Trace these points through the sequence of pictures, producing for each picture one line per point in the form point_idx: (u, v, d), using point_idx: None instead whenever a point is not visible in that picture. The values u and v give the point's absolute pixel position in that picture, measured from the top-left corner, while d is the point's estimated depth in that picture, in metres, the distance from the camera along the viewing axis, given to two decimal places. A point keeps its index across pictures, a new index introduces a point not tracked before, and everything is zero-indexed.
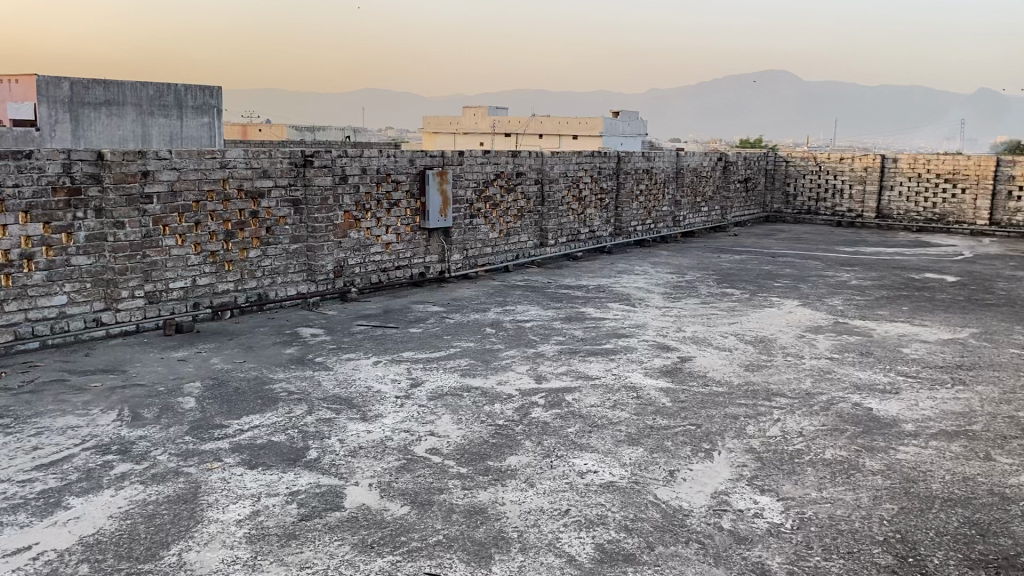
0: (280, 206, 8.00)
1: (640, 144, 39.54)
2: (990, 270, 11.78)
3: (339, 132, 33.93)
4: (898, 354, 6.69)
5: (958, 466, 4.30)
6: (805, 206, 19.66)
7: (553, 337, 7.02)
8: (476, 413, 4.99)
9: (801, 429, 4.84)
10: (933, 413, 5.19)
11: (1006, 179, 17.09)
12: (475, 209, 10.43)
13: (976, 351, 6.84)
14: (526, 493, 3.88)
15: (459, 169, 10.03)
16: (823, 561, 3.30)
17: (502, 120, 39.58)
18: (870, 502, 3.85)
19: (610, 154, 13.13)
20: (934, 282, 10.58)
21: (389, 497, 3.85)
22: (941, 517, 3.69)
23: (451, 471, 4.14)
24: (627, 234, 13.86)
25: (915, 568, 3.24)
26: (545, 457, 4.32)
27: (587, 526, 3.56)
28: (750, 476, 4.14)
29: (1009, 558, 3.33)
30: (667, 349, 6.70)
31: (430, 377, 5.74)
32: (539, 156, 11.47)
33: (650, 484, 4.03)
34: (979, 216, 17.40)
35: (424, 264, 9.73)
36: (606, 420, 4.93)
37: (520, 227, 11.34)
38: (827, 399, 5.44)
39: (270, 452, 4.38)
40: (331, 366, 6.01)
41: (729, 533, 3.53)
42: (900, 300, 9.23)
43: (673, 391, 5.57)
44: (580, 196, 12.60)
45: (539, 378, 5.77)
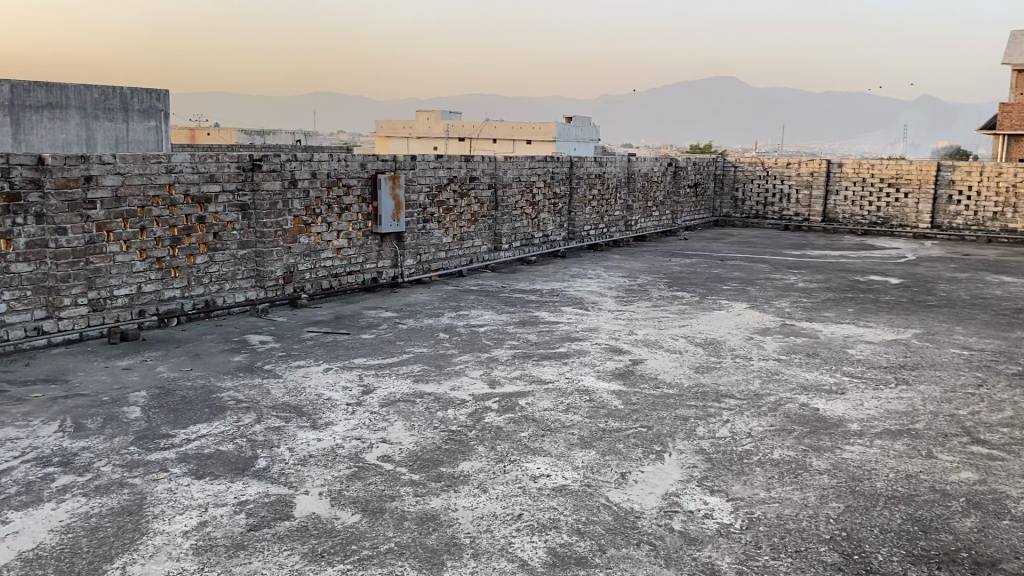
0: (228, 211, 7.88)
1: (593, 149, 39.85)
2: (931, 272, 12.11)
3: (290, 136, 33.65)
4: (844, 355, 6.83)
5: (901, 464, 4.40)
6: (753, 210, 19.96)
7: (506, 342, 7.03)
8: (429, 420, 4.96)
9: (749, 430, 4.91)
10: (877, 412, 5.30)
11: (946, 183, 17.59)
12: (428, 214, 10.40)
13: (918, 351, 7.01)
14: (478, 499, 3.86)
15: (411, 173, 9.99)
16: (771, 561, 3.34)
17: (456, 124, 39.50)
18: (817, 501, 3.91)
19: (562, 159, 13.21)
20: (879, 284, 10.82)
21: (340, 505, 3.81)
22: (884, 514, 3.77)
23: (403, 478, 4.11)
24: (580, 238, 13.93)
25: (860, 565, 3.31)
26: (498, 462, 4.31)
27: (539, 531, 3.56)
28: (700, 477, 4.18)
29: (950, 554, 3.41)
30: (620, 352, 6.76)
31: (382, 384, 5.70)
32: (492, 160, 11.48)
33: (602, 487, 4.04)
34: (921, 220, 17.86)
35: (376, 269, 9.65)
36: (560, 424, 4.94)
37: (473, 232, 11.33)
38: (775, 400, 5.53)
39: (217, 462, 4.30)
40: (280, 374, 5.93)
41: (679, 534, 3.56)
42: (846, 302, 9.43)
43: (626, 393, 5.61)
44: (534, 200, 12.63)
45: (492, 383, 5.76)
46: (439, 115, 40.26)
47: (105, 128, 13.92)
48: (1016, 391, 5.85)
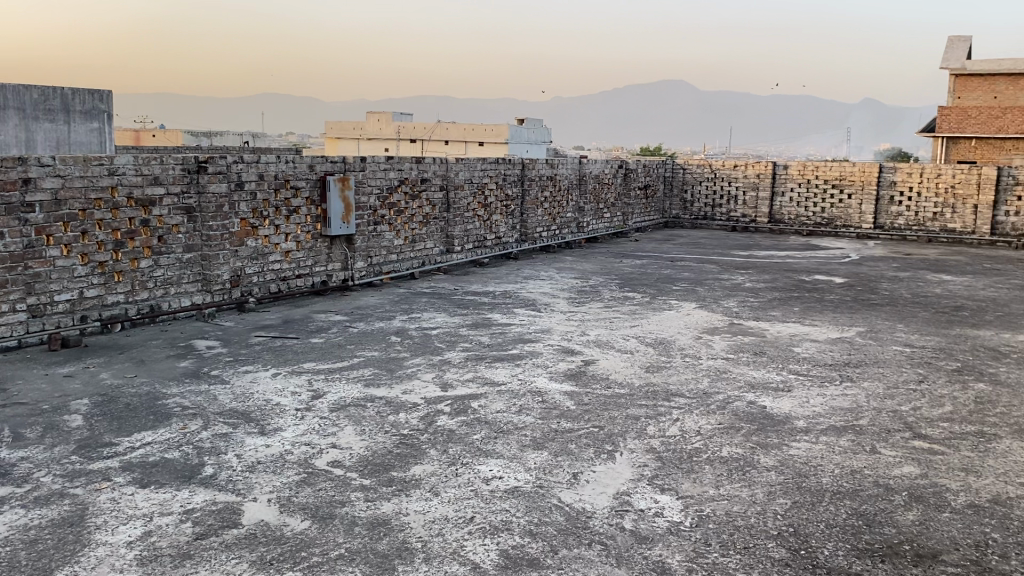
0: (173, 214, 7.73)
1: (545, 151, 40.02)
2: (875, 271, 12.38)
3: (237, 138, 33.19)
4: (790, 353, 6.95)
5: (846, 460, 4.49)
6: (702, 212, 20.22)
7: (459, 344, 7.01)
8: (380, 424, 4.92)
9: (699, 429, 4.97)
10: (823, 409, 5.40)
11: (888, 184, 17.98)
12: (379, 216, 10.32)
13: (862, 349, 7.16)
14: (430, 503, 3.84)
15: (361, 175, 9.92)
16: (720, 558, 3.38)
17: (407, 125, 39.40)
18: (764, 497, 3.97)
19: (514, 161, 13.23)
20: (824, 283, 11.03)
21: (289, 512, 3.75)
22: (830, 510, 3.84)
23: (353, 483, 4.07)
24: (532, 240, 13.96)
25: (807, 560, 3.36)
26: (450, 466, 4.29)
27: (491, 533, 3.56)
28: (651, 476, 4.22)
29: (893, 547, 3.49)
30: (572, 353, 6.78)
31: (332, 389, 5.63)
32: (443, 162, 11.45)
33: (554, 488, 4.05)
34: (864, 220, 18.27)
35: (326, 272, 9.55)
36: (512, 426, 4.93)
37: (425, 234, 11.28)
38: (723, 398, 5.60)
39: (163, 470, 4.21)
40: (228, 380, 5.83)
41: (630, 533, 3.58)
42: (793, 301, 9.59)
43: (578, 394, 5.63)
44: (486, 202, 12.63)
45: (444, 386, 5.73)
46: (389, 117, 40.07)
47: (45, 129, 13.53)
48: (956, 386, 6.01)
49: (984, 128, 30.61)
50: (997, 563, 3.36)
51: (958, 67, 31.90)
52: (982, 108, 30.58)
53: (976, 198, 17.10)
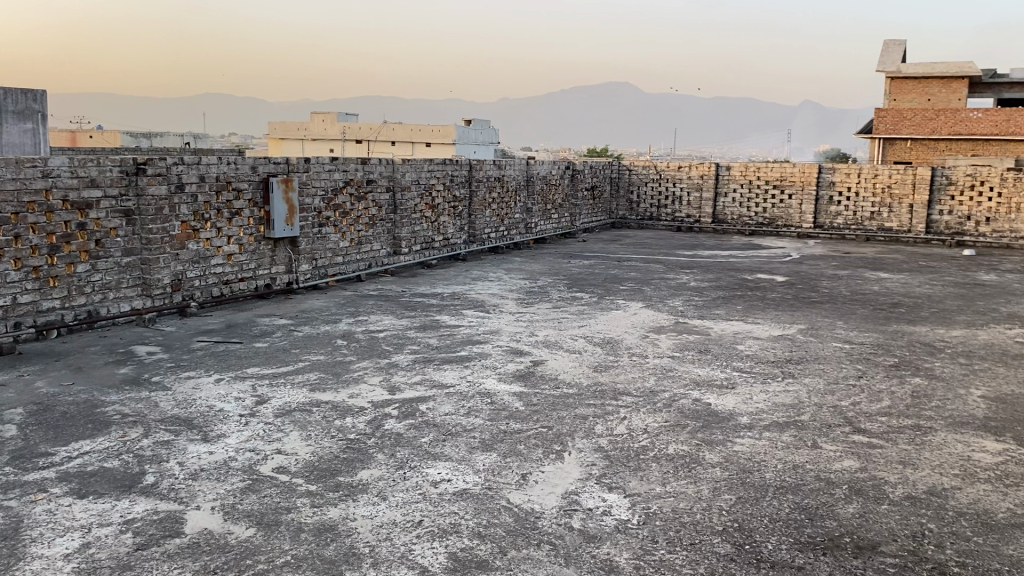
0: (110, 217, 7.55)
1: (492, 152, 40.04)
2: (815, 270, 12.65)
3: (178, 139, 32.54)
4: (734, 351, 7.06)
5: (789, 455, 4.58)
6: (648, 212, 20.41)
7: (406, 347, 6.97)
8: (326, 429, 4.86)
9: (645, 427, 5.02)
10: (766, 405, 5.50)
11: (827, 184, 18.40)
12: (324, 217, 10.21)
13: (803, 346, 7.31)
14: (377, 507, 3.81)
15: (305, 176, 9.82)
16: (667, 554, 3.41)
17: (353, 126, 39.07)
18: (710, 494, 4.02)
19: (461, 162, 13.21)
20: (767, 282, 11.23)
21: (233, 519, 3.69)
22: (773, 504, 3.91)
23: (299, 489, 4.02)
24: (480, 241, 13.94)
25: (751, 554, 3.42)
26: (398, 469, 4.26)
27: (440, 536, 3.54)
28: (599, 475, 4.24)
29: (834, 539, 3.56)
30: (520, 353, 6.79)
31: (277, 394, 5.55)
32: (389, 163, 11.38)
33: (503, 489, 4.05)
34: (804, 220, 18.67)
35: (270, 275, 9.41)
36: (460, 428, 4.92)
37: (371, 236, 11.18)
38: (669, 396, 5.67)
39: (102, 480, 4.10)
40: (169, 386, 5.70)
41: (578, 532, 3.60)
42: (736, 299, 9.74)
43: (526, 394, 5.64)
44: (433, 204, 12.58)
45: (392, 389, 5.69)
46: (335, 117, 39.64)
47: None
48: (893, 380, 6.18)
49: (918, 129, 31.42)
50: (933, 553, 3.46)
51: (893, 70, 32.78)
52: (916, 111, 31.42)
53: (911, 198, 17.59)
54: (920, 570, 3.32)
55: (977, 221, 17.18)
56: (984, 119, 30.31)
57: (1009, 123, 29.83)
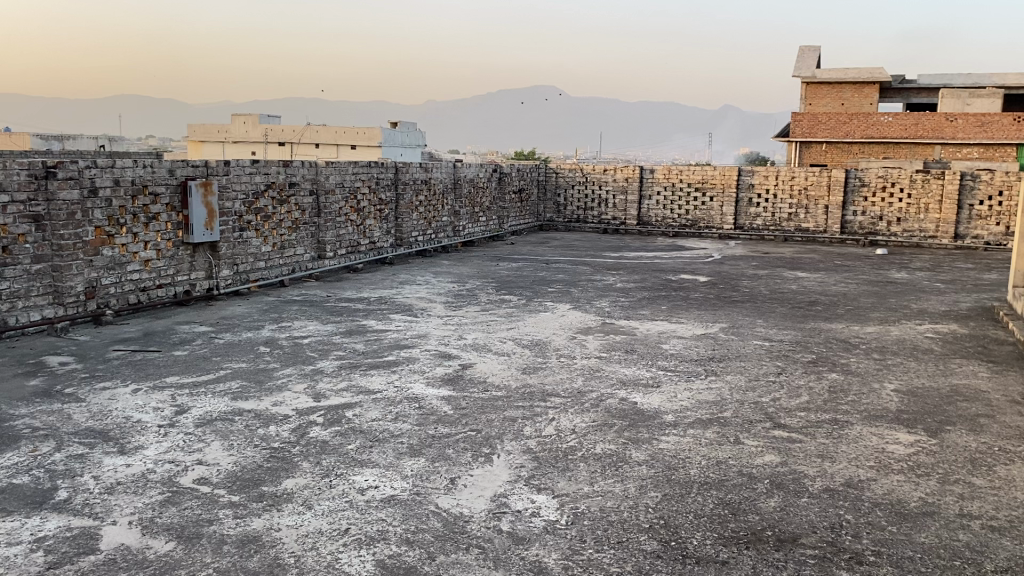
0: (19, 223, 7.25)
1: (418, 155, 39.86)
2: (736, 270, 12.96)
3: (93, 142, 31.48)
4: (659, 350, 7.17)
5: (712, 451, 4.67)
6: (574, 215, 20.57)
7: (331, 352, 6.87)
8: (249, 438, 4.75)
9: (573, 427, 5.05)
10: (690, 403, 5.60)
11: (746, 186, 18.87)
12: (245, 222, 9.99)
13: (726, 344, 7.47)
14: (303, 516, 3.74)
15: (225, 180, 9.61)
16: (595, 553, 3.44)
17: (275, 129, 38.37)
18: (636, 492, 4.07)
19: (386, 165, 13.10)
20: (690, 282, 11.44)
21: (152, 534, 3.57)
22: (698, 500, 3.98)
23: (221, 501, 3.91)
24: (408, 245, 13.84)
25: (677, 550, 3.47)
26: (324, 477, 4.19)
27: (367, 544, 3.49)
28: (527, 476, 4.25)
29: (757, 533, 3.64)
30: (448, 357, 6.76)
31: (197, 403, 5.40)
32: (312, 165, 11.21)
33: (431, 494, 4.02)
34: (725, 221, 19.09)
35: (189, 282, 9.15)
36: (388, 434, 4.87)
37: (294, 240, 11.00)
38: (596, 396, 5.72)
39: (10, 497, 3.92)
40: (83, 397, 5.49)
41: (507, 535, 3.59)
42: (661, 300, 9.90)
43: (455, 398, 5.61)
44: (358, 207, 12.44)
45: (318, 396, 5.60)
46: (256, 119, 38.81)
47: None
48: (811, 376, 6.37)
49: (833, 133, 32.47)
50: (850, 543, 3.56)
51: (809, 76, 33.82)
52: (831, 115, 32.44)
53: (827, 199, 18.17)
54: (838, 560, 3.42)
55: (888, 221, 17.84)
56: (894, 123, 31.57)
57: (917, 127, 31.12)
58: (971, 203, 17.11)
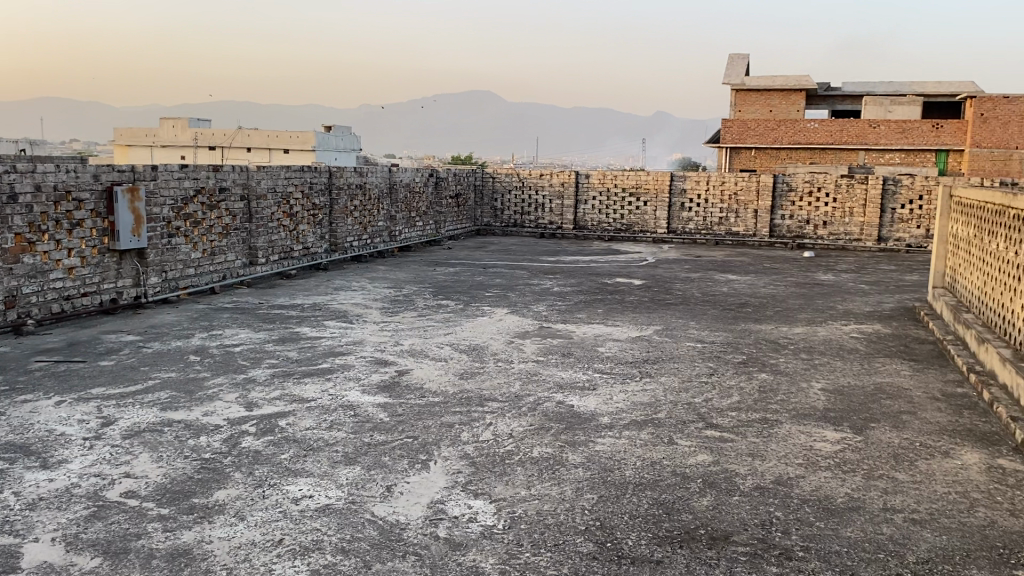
0: None
1: (352, 159, 39.52)
2: (670, 273, 13.15)
3: (12, 146, 30.38)
4: (595, 353, 7.24)
5: (647, 452, 4.74)
6: (511, 219, 20.62)
7: (264, 360, 6.76)
8: (179, 449, 4.65)
9: (510, 431, 5.06)
10: (625, 405, 5.66)
11: (679, 192, 19.19)
12: (173, 228, 9.76)
13: (660, 346, 7.58)
14: (235, 528, 3.67)
15: (153, 185, 9.38)
16: (531, 557, 3.45)
17: (205, 132, 37.61)
18: (573, 494, 4.10)
19: (320, 169, 12.96)
20: (625, 286, 11.57)
21: (77, 550, 3.47)
22: (633, 501, 4.03)
23: (150, 514, 3.82)
24: (343, 250, 13.70)
25: (613, 552, 3.50)
26: (256, 488, 4.12)
27: (301, 554, 3.45)
28: (464, 482, 4.25)
29: (689, 532, 3.71)
30: (384, 364, 6.71)
31: (124, 414, 5.26)
32: (244, 170, 11.02)
33: (367, 502, 3.98)
34: (659, 225, 19.37)
35: (116, 289, 8.90)
36: (322, 442, 4.81)
37: (225, 246, 10.79)
38: (534, 400, 5.74)
39: None
40: (3, 411, 5.29)
41: (444, 541, 3.59)
42: (597, 303, 10.00)
43: (391, 405, 5.57)
44: (291, 212, 12.27)
45: (250, 405, 5.50)
46: (186, 122, 37.94)
47: None
48: (741, 376, 6.51)
49: (762, 139, 33.25)
50: (779, 540, 3.65)
51: (739, 83, 34.58)
52: (760, 122, 33.20)
53: (756, 203, 18.59)
54: (768, 557, 3.49)
55: (815, 224, 18.35)
56: (820, 129, 32.50)
57: (842, 133, 32.10)
58: (894, 207, 17.70)
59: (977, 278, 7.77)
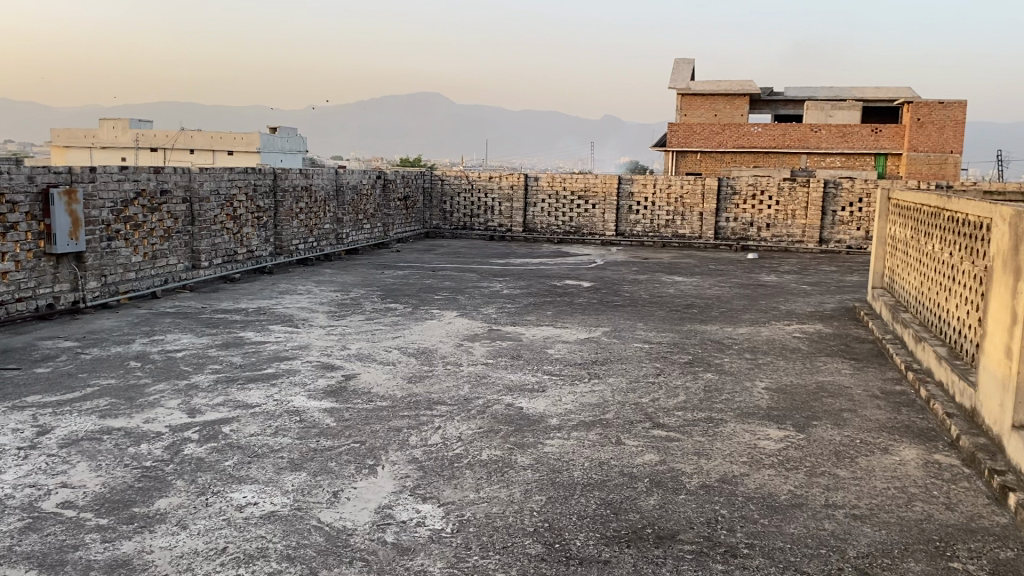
0: None
1: (299, 161, 39.10)
2: (618, 275, 13.26)
3: None
4: (544, 355, 7.27)
5: (595, 452, 4.76)
6: (460, 222, 20.59)
7: (207, 366, 6.64)
8: (119, 458, 4.54)
9: (459, 434, 5.05)
10: (574, 406, 5.69)
11: (626, 194, 19.37)
12: (113, 231, 9.54)
13: (608, 347, 7.64)
14: (177, 537, 3.59)
15: (91, 187, 9.16)
16: (480, 560, 3.45)
17: (147, 134, 36.87)
18: (521, 496, 4.11)
19: (265, 171, 12.79)
20: (574, 288, 11.64)
21: (10, 563, 3.36)
22: (581, 502, 4.05)
23: (88, 524, 3.72)
24: (288, 253, 13.53)
25: (561, 552, 3.51)
26: (199, 496, 4.04)
27: (246, 562, 3.39)
28: (413, 486, 4.22)
29: (637, 531, 3.73)
30: (331, 368, 6.64)
31: (61, 423, 5.11)
32: (186, 172, 10.83)
33: (313, 508, 3.93)
34: (607, 227, 19.52)
35: (52, 294, 8.66)
36: (267, 448, 4.73)
37: (167, 249, 10.58)
38: (482, 403, 5.73)
39: None
40: None
41: (392, 546, 3.56)
42: (546, 305, 10.03)
43: (337, 410, 5.51)
44: (235, 214, 12.08)
45: (192, 412, 5.39)
46: (126, 124, 37.30)
47: None
48: (688, 376, 6.59)
49: (707, 143, 33.74)
50: (725, 537, 3.70)
51: (684, 87, 35.06)
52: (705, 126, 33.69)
53: (701, 206, 18.85)
54: (714, 554, 3.54)
55: (758, 226, 18.67)
56: (763, 133, 33.11)
57: (784, 137, 32.84)
58: (834, 210, 18.14)
59: (914, 279, 7.97)
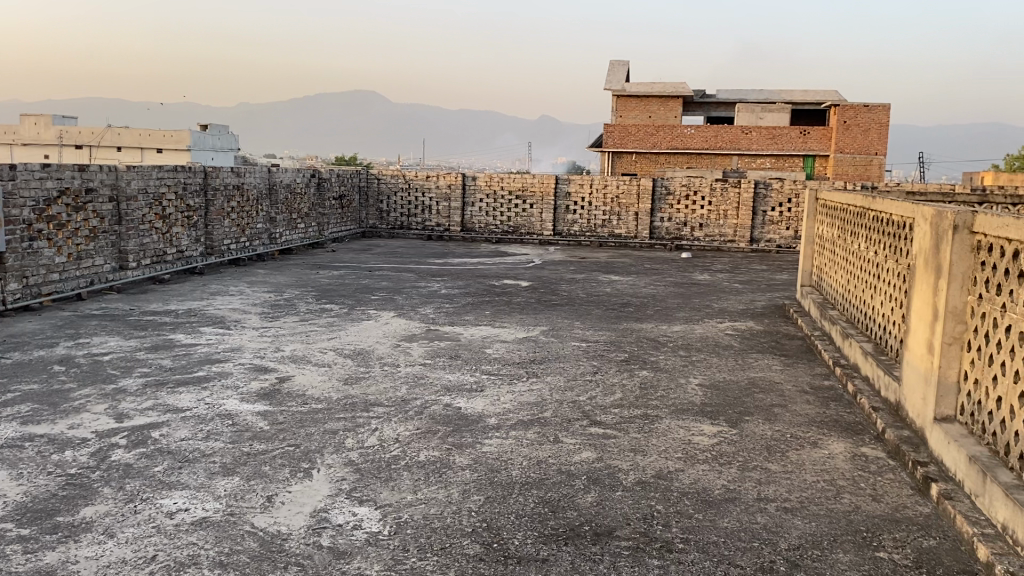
0: None
1: (231, 160, 38.35)
2: (555, 275, 13.31)
3: None
4: (482, 355, 7.26)
5: (533, 451, 4.78)
6: (397, 222, 20.42)
7: (134, 369, 6.45)
8: (41, 465, 4.38)
9: (396, 436, 5.01)
10: (511, 405, 5.70)
11: (563, 194, 19.49)
12: (35, 231, 9.20)
13: (545, 346, 7.66)
14: (103, 546, 3.48)
15: (11, 185, 8.83)
16: (417, 562, 3.42)
17: (70, 130, 35.71)
18: (459, 496, 4.10)
19: (195, 169, 12.51)
20: (512, 287, 11.65)
21: None
22: (520, 500, 4.06)
23: (9, 535, 3.58)
24: (220, 253, 13.24)
25: (499, 552, 3.52)
26: (127, 503, 3.93)
27: (176, 570, 3.31)
28: (349, 489, 4.17)
29: (574, 529, 3.75)
30: (265, 370, 6.53)
31: None
32: (112, 170, 10.52)
33: (246, 513, 3.86)
34: (545, 227, 19.60)
35: None
36: (198, 453, 4.63)
37: (93, 250, 10.26)
38: (420, 404, 5.70)
39: None
40: None
41: (328, 550, 3.51)
42: (484, 305, 10.02)
43: (271, 413, 5.42)
44: (164, 214, 11.78)
45: (120, 417, 5.23)
46: (49, 120, 36.02)
47: None
48: (623, 374, 6.65)
49: (642, 143, 34.14)
50: (660, 532, 3.75)
51: (620, 88, 35.45)
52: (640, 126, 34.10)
53: (636, 207, 19.07)
54: (650, 550, 3.58)
55: (692, 226, 18.99)
56: (696, 134, 33.68)
57: (716, 138, 33.30)
58: (765, 210, 18.56)
59: (841, 277, 8.20)
